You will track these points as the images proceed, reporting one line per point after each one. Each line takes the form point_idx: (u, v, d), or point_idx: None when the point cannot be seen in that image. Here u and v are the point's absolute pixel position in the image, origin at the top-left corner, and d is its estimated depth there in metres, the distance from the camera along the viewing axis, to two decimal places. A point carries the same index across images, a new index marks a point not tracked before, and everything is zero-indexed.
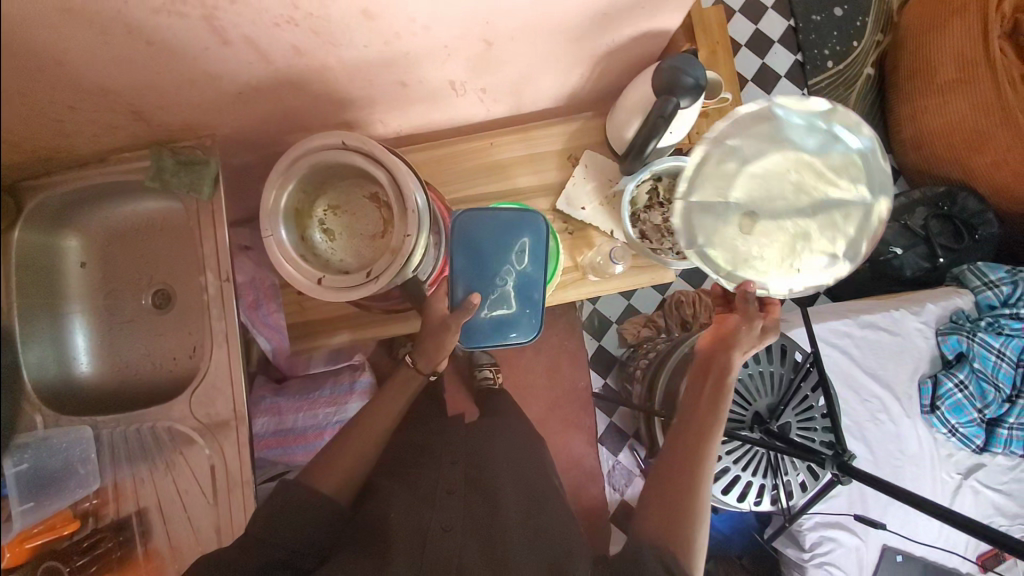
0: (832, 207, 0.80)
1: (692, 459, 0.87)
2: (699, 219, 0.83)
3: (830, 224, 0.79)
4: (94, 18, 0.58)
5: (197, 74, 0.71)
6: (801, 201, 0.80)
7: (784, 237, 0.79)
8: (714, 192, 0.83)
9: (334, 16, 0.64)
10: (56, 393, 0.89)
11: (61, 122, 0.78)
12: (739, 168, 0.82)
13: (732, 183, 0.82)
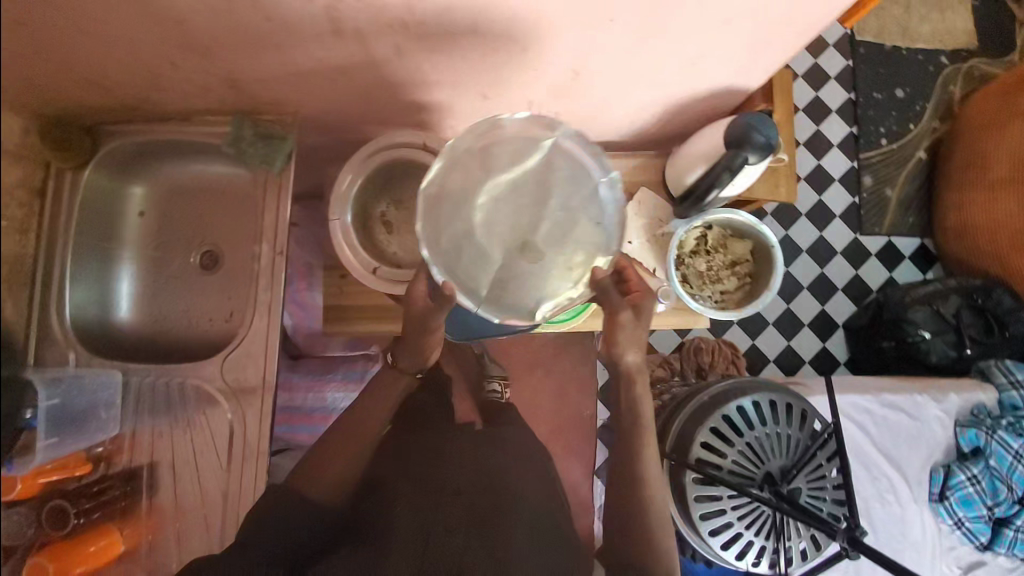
0: (588, 220, 0.75)
1: (637, 471, 0.96)
2: (533, 266, 0.74)
3: (574, 228, 0.75)
4: None
5: (300, 55, 0.74)
6: (534, 205, 0.75)
7: (551, 249, 0.74)
8: (506, 228, 0.75)
9: (444, 24, 0.67)
10: (93, 331, 0.94)
11: (159, 76, 0.80)
12: (483, 217, 0.75)
13: (489, 234, 0.75)
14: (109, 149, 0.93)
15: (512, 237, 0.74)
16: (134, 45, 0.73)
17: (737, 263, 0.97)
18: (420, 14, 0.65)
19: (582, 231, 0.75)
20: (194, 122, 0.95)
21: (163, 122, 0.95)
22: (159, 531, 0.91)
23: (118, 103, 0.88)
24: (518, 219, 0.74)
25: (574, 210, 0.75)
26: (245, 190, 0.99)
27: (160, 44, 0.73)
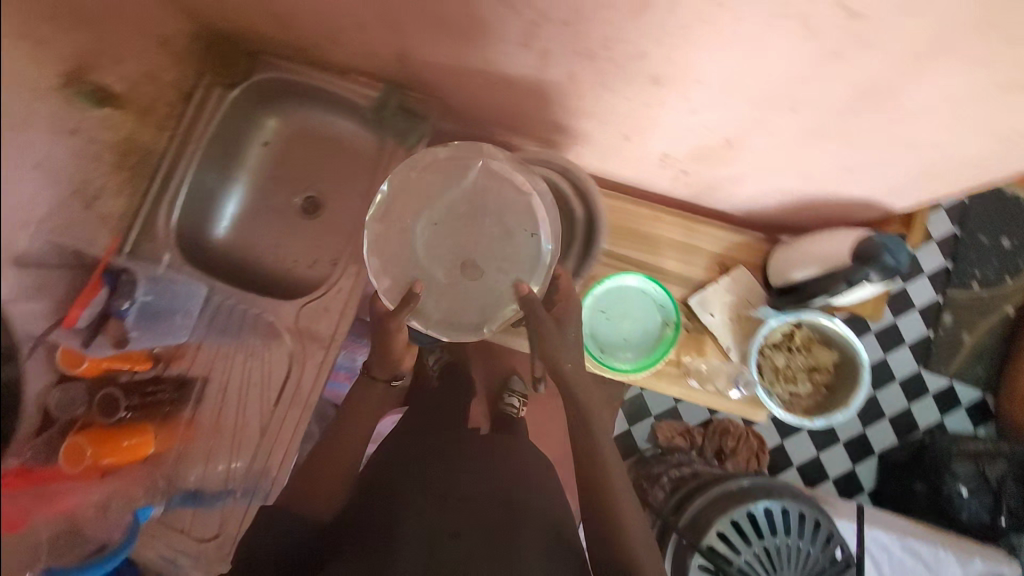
0: (525, 242, 0.85)
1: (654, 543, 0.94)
2: (474, 285, 0.84)
3: (502, 237, 0.85)
4: None
5: (478, 53, 0.77)
6: (468, 224, 0.85)
7: (488, 261, 0.84)
8: (446, 257, 0.85)
9: (622, 64, 0.68)
10: (191, 237, 0.99)
11: (338, 31, 0.84)
12: (426, 245, 0.84)
13: (432, 257, 0.84)
14: (261, 78, 0.99)
15: (459, 265, 0.85)
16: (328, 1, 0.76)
17: (816, 371, 0.94)
18: (608, 48, 0.66)
19: (506, 245, 0.85)
20: (345, 78, 0.99)
21: (315, 70, 0.99)
22: (191, 443, 0.95)
23: (288, 41, 0.92)
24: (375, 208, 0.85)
25: (501, 224, 0.85)
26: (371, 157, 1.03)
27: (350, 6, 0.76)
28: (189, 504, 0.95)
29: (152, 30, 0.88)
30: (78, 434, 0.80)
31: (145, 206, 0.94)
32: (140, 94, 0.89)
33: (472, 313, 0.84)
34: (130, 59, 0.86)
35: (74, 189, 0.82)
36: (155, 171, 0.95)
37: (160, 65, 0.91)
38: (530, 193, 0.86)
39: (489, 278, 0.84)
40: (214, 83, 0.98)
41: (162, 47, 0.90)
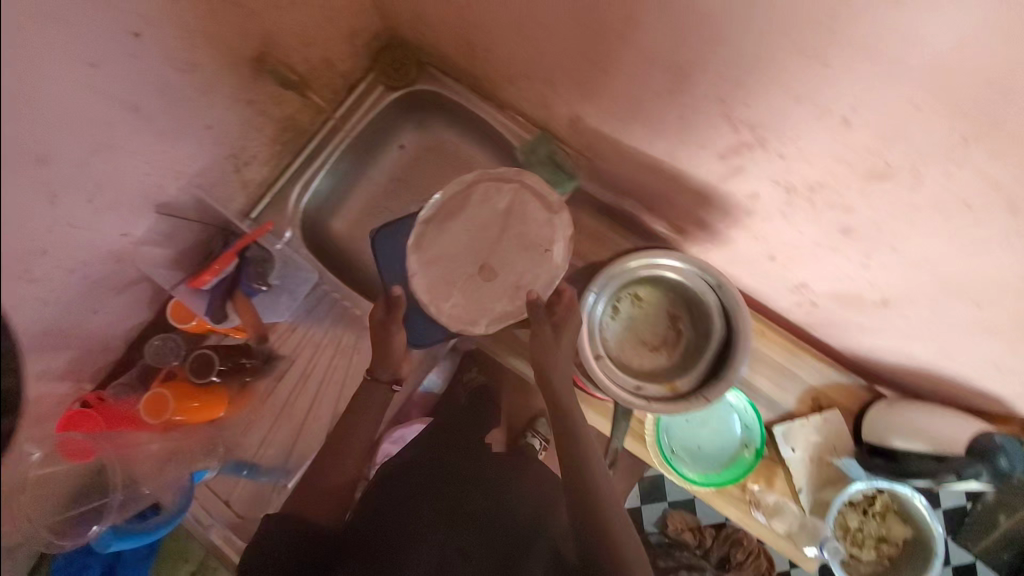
0: (478, 202, 0.84)
1: None
2: (489, 287, 0.83)
3: (520, 248, 0.83)
4: (672, 81, 0.64)
5: (663, 143, 0.76)
6: (492, 234, 0.83)
7: (507, 266, 0.83)
8: (467, 260, 0.83)
9: (818, 207, 0.66)
10: (310, 220, 0.98)
11: (521, 76, 0.85)
12: (449, 244, 0.83)
13: (453, 257, 0.83)
14: (419, 89, 1.00)
15: (431, 231, 0.83)
16: (537, 54, 0.76)
17: (884, 542, 0.93)
18: (813, 190, 0.64)
19: (523, 258, 0.83)
20: (510, 116, 0.99)
21: (483, 98, 1.00)
22: (259, 414, 0.96)
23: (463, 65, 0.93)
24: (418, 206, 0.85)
25: (523, 238, 0.83)
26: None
27: (558, 66, 0.75)
28: (240, 474, 0.94)
29: (347, 22, 0.88)
30: (163, 386, 0.82)
31: (283, 179, 0.96)
32: (316, 79, 0.89)
33: (486, 311, 0.82)
34: (320, 45, 0.86)
35: (233, 153, 0.85)
36: (303, 148, 0.97)
37: (341, 55, 0.91)
38: (554, 213, 0.83)
39: (505, 282, 0.83)
40: (385, 84, 1.00)
41: (349, 39, 0.91)
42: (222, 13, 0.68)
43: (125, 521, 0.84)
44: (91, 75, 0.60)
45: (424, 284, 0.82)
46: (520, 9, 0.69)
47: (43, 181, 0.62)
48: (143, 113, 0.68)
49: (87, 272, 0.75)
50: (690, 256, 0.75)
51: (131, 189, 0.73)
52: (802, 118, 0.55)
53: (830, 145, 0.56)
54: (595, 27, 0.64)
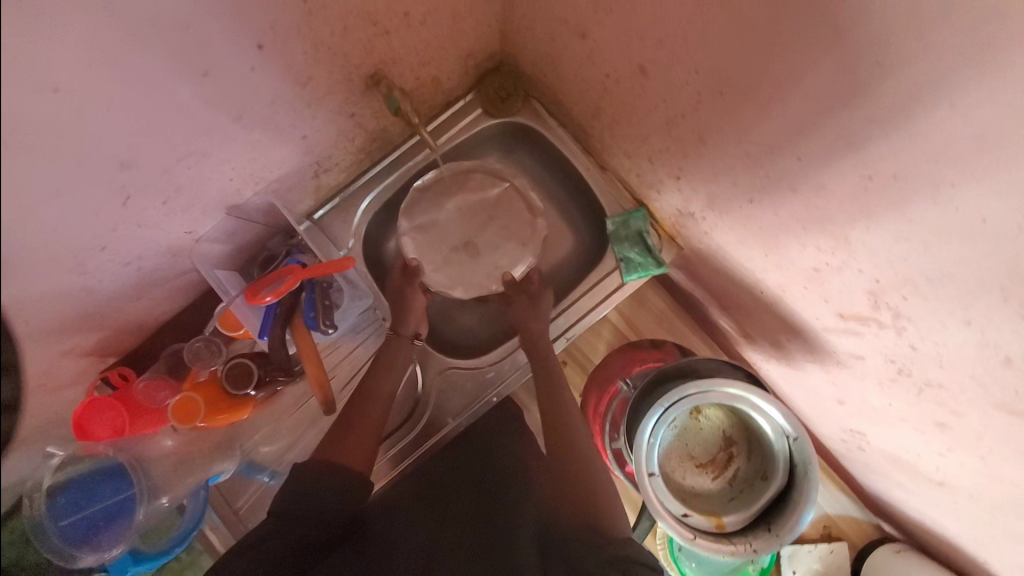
0: (475, 187, 0.92)
1: None
2: (467, 263, 0.93)
3: (504, 236, 0.93)
4: (818, 244, 0.60)
5: (774, 277, 0.72)
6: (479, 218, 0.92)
7: (487, 249, 0.93)
8: (453, 236, 0.93)
9: (923, 397, 0.65)
10: (374, 234, 0.93)
11: (639, 155, 0.78)
12: (442, 216, 0.92)
13: (442, 228, 0.92)
14: (520, 120, 0.93)
15: (430, 202, 0.91)
16: (674, 150, 0.70)
17: None
18: (927, 385, 0.62)
19: (502, 245, 0.93)
20: (608, 179, 0.93)
21: (583, 150, 0.93)
22: (281, 418, 0.93)
23: (577, 115, 0.86)
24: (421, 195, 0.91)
25: (504, 226, 0.93)
26: (580, 258, 0.98)
27: (693, 171, 0.70)
28: (252, 475, 0.92)
29: (468, 43, 0.79)
30: (193, 390, 0.78)
31: (355, 185, 0.90)
32: (419, 95, 0.81)
33: (462, 285, 0.93)
34: (434, 65, 0.77)
35: (316, 160, 0.77)
36: (383, 159, 0.91)
37: (450, 74, 0.83)
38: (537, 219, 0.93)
39: (484, 264, 0.93)
40: (485, 111, 0.92)
41: (463, 59, 0.82)
42: (353, 30, 0.59)
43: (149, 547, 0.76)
44: (202, 86, 0.52)
45: (413, 247, 0.91)
46: (680, 109, 0.62)
47: (122, 186, 0.55)
48: (242, 123, 0.60)
49: (142, 265, 0.69)
50: (767, 397, 0.72)
51: (208, 191, 0.66)
52: (956, 336, 0.52)
53: (975, 368, 0.53)
54: (761, 164, 0.58)
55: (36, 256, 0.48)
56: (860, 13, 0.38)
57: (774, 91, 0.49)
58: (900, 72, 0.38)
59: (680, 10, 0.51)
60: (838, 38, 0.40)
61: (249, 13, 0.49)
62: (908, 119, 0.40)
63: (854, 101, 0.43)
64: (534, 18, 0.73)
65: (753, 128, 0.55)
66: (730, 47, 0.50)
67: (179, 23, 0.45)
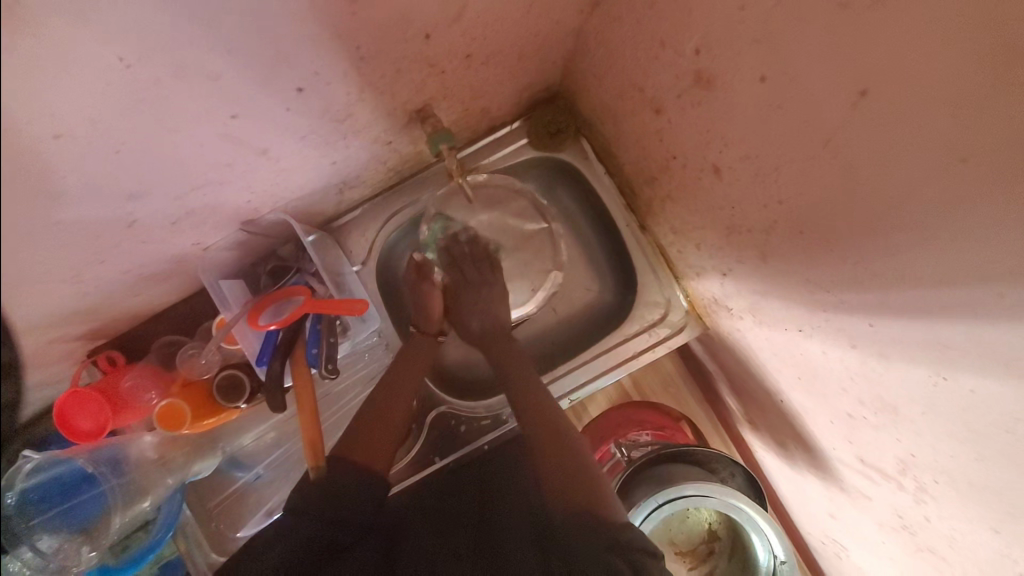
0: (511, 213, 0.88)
1: None
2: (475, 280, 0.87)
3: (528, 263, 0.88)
4: (854, 393, 0.56)
5: (798, 396, 0.69)
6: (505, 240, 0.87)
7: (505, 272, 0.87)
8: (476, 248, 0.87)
9: (916, 553, 0.61)
10: (392, 253, 0.87)
11: (686, 234, 0.73)
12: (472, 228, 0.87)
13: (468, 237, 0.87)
14: (565, 157, 0.86)
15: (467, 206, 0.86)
16: (728, 250, 0.65)
17: None
18: (926, 550, 0.59)
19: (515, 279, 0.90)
20: (646, 240, 0.86)
21: (625, 204, 0.87)
22: (269, 420, 0.88)
23: (630, 170, 0.79)
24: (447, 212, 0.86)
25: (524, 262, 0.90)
26: (597, 320, 0.90)
27: (743, 276, 0.65)
28: (230, 471, 0.88)
29: (527, 77, 0.72)
30: (181, 397, 0.74)
31: (378, 201, 0.84)
32: (464, 126, 0.75)
33: None
34: (486, 98, 0.70)
35: (342, 181, 0.72)
36: (412, 176, 0.84)
37: (501, 105, 0.76)
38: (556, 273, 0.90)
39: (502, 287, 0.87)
40: (530, 143, 0.85)
41: (519, 92, 0.75)
42: (405, 72, 0.54)
43: (117, 560, 0.74)
44: (229, 127, 0.47)
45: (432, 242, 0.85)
46: (747, 222, 0.58)
47: (128, 213, 0.49)
48: (269, 155, 0.55)
49: (143, 272, 0.64)
50: (763, 514, 0.70)
51: (222, 211, 0.61)
52: (975, 533, 0.49)
53: (985, 563, 0.50)
54: (823, 306, 0.53)
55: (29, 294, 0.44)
56: (965, 253, 0.35)
57: (856, 259, 0.45)
58: (990, 308, 0.35)
59: (788, 143, 0.46)
60: (950, 258, 0.36)
61: (292, 60, 0.44)
62: (987, 344, 0.37)
63: (942, 309, 0.39)
64: (605, 70, 0.68)
65: (823, 277, 0.50)
66: (825, 201, 0.45)
67: (210, 73, 0.40)
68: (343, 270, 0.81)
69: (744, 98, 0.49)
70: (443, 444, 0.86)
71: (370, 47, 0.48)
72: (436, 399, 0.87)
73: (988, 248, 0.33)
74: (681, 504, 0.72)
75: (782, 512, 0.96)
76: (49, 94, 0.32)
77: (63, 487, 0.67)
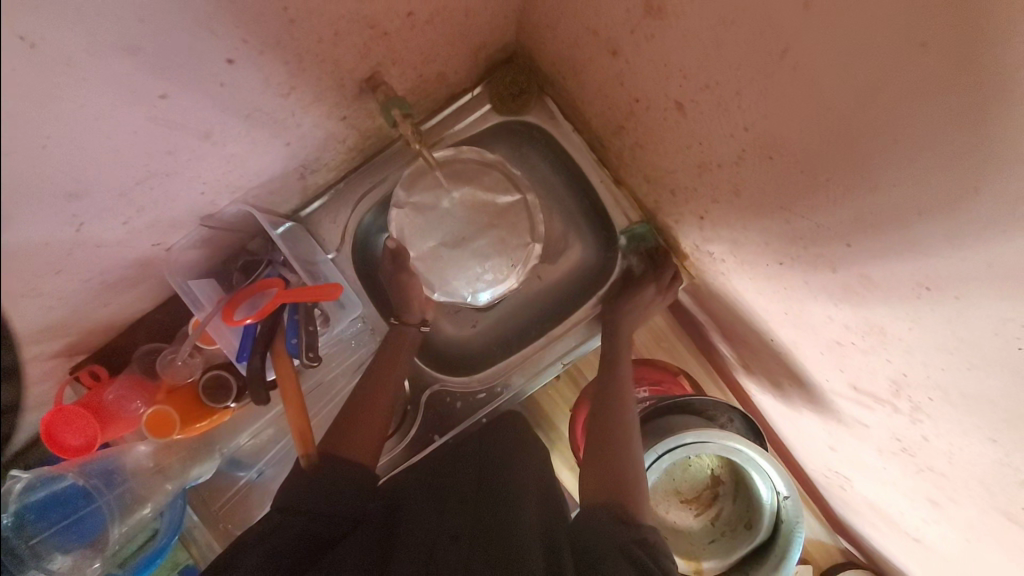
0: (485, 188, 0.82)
1: None
2: (451, 258, 0.82)
3: (510, 231, 0.82)
4: (837, 319, 0.56)
5: (785, 331, 0.69)
6: (480, 212, 0.81)
7: (482, 241, 0.82)
8: (454, 230, 0.82)
9: (919, 473, 0.61)
10: (365, 237, 0.85)
11: (662, 181, 0.71)
12: (442, 205, 0.81)
13: (438, 216, 0.81)
14: (531, 118, 0.84)
15: (436, 182, 0.80)
16: (701, 191, 0.64)
17: None
18: (928, 468, 0.59)
19: (494, 255, 0.82)
20: (622, 195, 0.85)
21: (597, 160, 0.85)
22: (261, 418, 0.87)
23: (598, 123, 0.77)
24: (414, 189, 0.80)
25: (499, 237, 0.82)
26: (582, 281, 0.89)
27: (720, 216, 0.64)
28: (231, 471, 0.88)
29: (480, 35, 0.69)
30: (170, 404, 0.74)
31: (344, 183, 0.82)
32: (421, 93, 0.72)
33: (440, 277, 0.82)
34: (439, 60, 0.68)
35: (302, 163, 0.70)
36: (378, 154, 0.82)
37: (457, 68, 0.73)
38: (534, 244, 0.83)
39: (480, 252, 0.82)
40: (493, 107, 0.83)
41: (473, 53, 0.72)
42: (346, 35, 0.52)
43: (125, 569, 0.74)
44: (159, 109, 0.44)
45: (402, 223, 0.80)
46: (717, 157, 0.57)
47: (74, 216, 0.47)
48: (214, 138, 0.53)
49: (106, 280, 0.62)
50: (763, 453, 0.70)
51: (175, 206, 0.59)
52: (974, 446, 0.49)
53: (988, 476, 0.50)
54: (800, 236, 0.52)
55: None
56: (937, 150, 0.34)
57: (827, 177, 0.44)
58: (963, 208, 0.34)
59: (745, 64, 0.44)
60: (921, 157, 0.35)
61: (214, 28, 0.41)
62: (965, 244, 0.36)
63: (919, 216, 0.38)
64: (558, 18, 0.66)
65: (797, 201, 0.49)
66: (789, 120, 0.44)
67: (126, 47, 0.37)
68: (318, 258, 0.79)
69: (698, 22, 0.46)
70: (440, 423, 0.86)
71: (302, 8, 0.45)
72: (429, 380, 0.86)
73: (959, 138, 0.32)
74: (681, 451, 0.71)
75: (785, 452, 0.96)
76: None
77: (63, 503, 0.64)
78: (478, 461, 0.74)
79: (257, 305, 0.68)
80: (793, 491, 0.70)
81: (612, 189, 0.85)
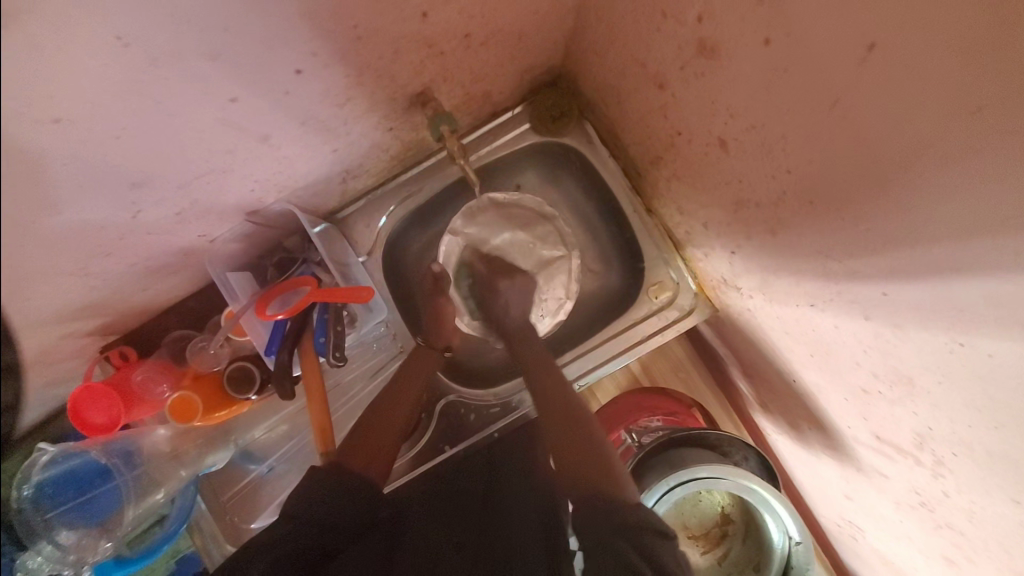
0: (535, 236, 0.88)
1: None
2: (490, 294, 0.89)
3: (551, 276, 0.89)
4: (865, 366, 0.55)
5: (809, 373, 0.68)
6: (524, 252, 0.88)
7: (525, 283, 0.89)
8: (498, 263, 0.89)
9: (936, 530, 0.60)
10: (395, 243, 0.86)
11: (694, 212, 0.72)
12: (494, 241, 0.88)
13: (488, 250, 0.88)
14: (568, 140, 0.85)
15: (492, 220, 0.87)
16: (736, 226, 0.64)
17: None
18: (946, 526, 0.58)
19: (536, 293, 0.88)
20: (653, 223, 0.85)
21: (630, 187, 0.86)
22: (276, 412, 0.88)
23: (635, 151, 0.79)
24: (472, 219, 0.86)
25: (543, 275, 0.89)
26: (605, 305, 0.90)
27: (753, 253, 0.64)
28: (243, 464, 0.88)
29: (528, 59, 0.71)
30: (193, 390, 0.74)
31: (382, 190, 0.84)
32: (465, 110, 0.75)
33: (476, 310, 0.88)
34: (487, 80, 0.70)
35: (345, 168, 0.73)
36: (416, 165, 0.84)
37: (503, 88, 0.75)
38: (566, 301, 0.87)
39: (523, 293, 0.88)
40: (532, 127, 0.84)
41: (520, 75, 0.75)
42: (404, 53, 0.54)
43: (135, 551, 0.76)
44: (227, 111, 0.47)
45: (453, 251, 0.86)
46: (756, 196, 0.57)
47: (134, 204, 0.50)
48: (270, 140, 0.55)
49: (151, 265, 0.64)
50: (777, 495, 0.69)
51: (225, 200, 0.61)
52: (998, 508, 0.48)
53: (1008, 539, 0.49)
54: (834, 280, 0.52)
55: (48, 290, 0.46)
56: (973, 212, 0.34)
57: (867, 227, 0.44)
58: (1003, 270, 0.34)
59: (794, 110, 0.45)
60: (960, 218, 0.35)
61: (289, 40, 0.44)
62: (1000, 305, 0.36)
63: (956, 274, 0.38)
64: (606, 48, 0.68)
65: (834, 245, 0.49)
66: (835, 168, 0.45)
67: (208, 52, 0.40)
68: (349, 261, 0.80)
69: (750, 65, 0.47)
70: (451, 433, 0.86)
71: (368, 26, 0.48)
72: (444, 389, 0.87)
73: (1003, 198, 0.32)
74: (695, 485, 0.70)
75: (796, 496, 0.94)
76: (57, 84, 0.33)
77: (80, 481, 0.69)
78: (485, 472, 0.75)
79: (287, 298, 0.71)
80: (806, 539, 0.68)
81: (644, 216, 0.86)
